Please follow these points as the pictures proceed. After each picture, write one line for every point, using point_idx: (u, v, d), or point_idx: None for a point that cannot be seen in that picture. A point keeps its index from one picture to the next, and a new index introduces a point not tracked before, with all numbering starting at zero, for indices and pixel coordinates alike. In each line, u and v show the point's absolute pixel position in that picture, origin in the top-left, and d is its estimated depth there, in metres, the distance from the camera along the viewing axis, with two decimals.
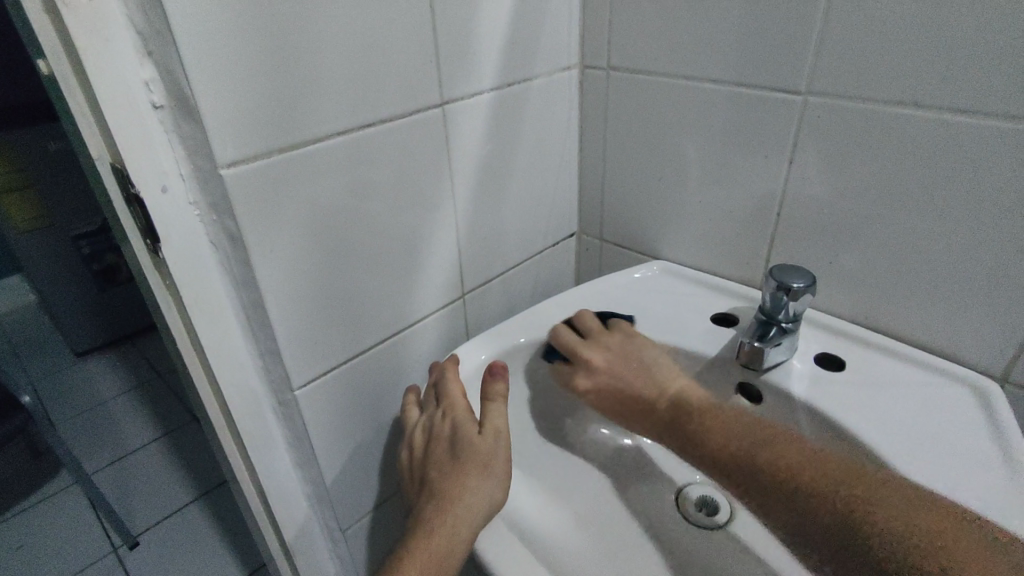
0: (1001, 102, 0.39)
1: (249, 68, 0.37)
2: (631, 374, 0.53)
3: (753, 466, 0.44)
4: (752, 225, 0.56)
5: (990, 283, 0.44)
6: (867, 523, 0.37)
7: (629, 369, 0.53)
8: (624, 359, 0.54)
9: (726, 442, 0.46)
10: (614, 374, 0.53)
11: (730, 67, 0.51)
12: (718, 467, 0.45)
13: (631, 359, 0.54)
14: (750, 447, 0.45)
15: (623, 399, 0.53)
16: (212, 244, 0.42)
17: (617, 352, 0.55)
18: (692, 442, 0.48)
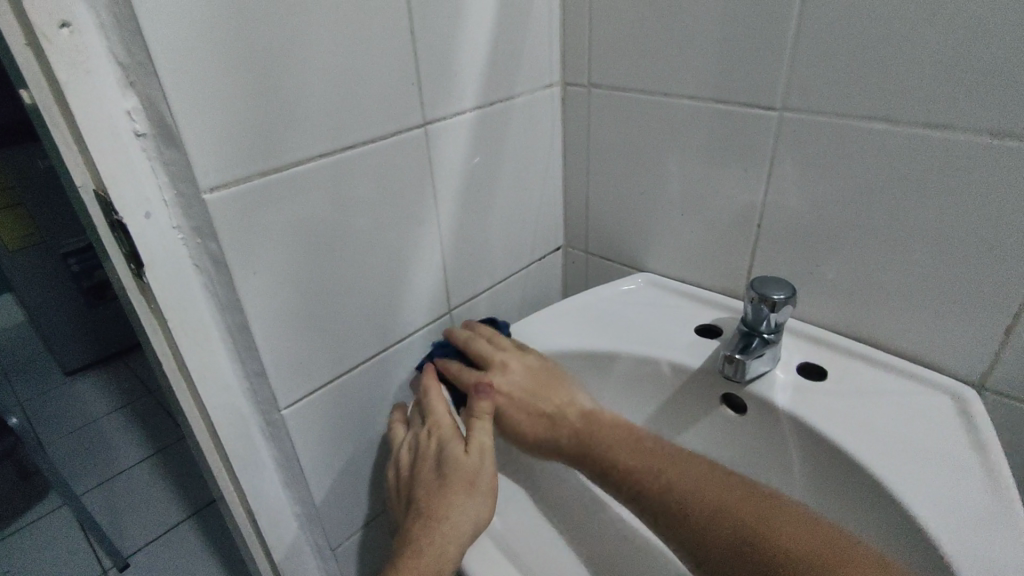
0: (968, 117, 0.40)
1: (230, 95, 0.37)
2: (536, 390, 0.51)
3: (669, 491, 0.41)
4: (733, 237, 0.57)
5: (965, 292, 0.45)
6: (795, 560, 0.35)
7: (538, 384, 0.51)
8: (536, 374, 0.52)
9: (637, 463, 0.43)
10: (524, 389, 0.51)
11: (707, 83, 0.52)
12: (626, 491, 0.43)
13: (542, 375, 0.52)
14: (670, 469, 0.42)
15: (529, 411, 0.50)
16: (196, 268, 0.42)
17: (527, 367, 0.52)
18: (592, 467, 0.45)
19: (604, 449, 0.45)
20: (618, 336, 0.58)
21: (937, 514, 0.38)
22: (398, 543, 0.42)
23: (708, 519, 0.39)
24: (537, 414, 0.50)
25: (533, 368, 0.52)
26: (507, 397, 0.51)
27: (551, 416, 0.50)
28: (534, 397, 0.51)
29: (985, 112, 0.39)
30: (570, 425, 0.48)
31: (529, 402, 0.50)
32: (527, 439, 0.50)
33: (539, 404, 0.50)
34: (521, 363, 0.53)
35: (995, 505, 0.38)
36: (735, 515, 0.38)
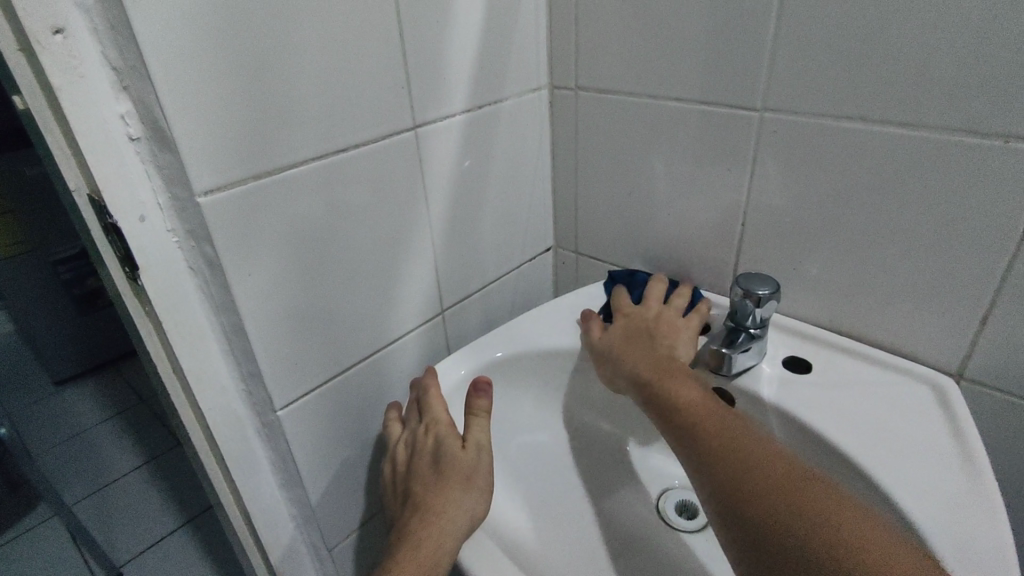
0: (940, 116, 0.42)
1: (223, 99, 0.38)
2: (655, 326, 0.54)
3: (717, 427, 0.42)
4: (718, 235, 0.58)
5: (941, 286, 0.47)
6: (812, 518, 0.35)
7: (660, 326, 0.54)
8: (664, 320, 0.55)
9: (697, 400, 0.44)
10: (648, 322, 0.55)
11: (691, 85, 0.53)
12: (678, 426, 0.43)
13: (668, 324, 0.55)
14: (727, 415, 0.43)
15: (636, 337, 0.54)
16: (191, 271, 0.42)
17: (659, 316, 0.56)
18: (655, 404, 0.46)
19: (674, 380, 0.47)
20: None
21: (922, 504, 0.39)
22: (395, 537, 0.43)
23: (744, 458, 0.39)
24: (641, 342, 0.53)
25: (660, 316, 0.56)
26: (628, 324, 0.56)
27: (653, 344, 0.52)
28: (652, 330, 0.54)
29: (957, 110, 0.41)
30: (663, 356, 0.50)
31: (644, 332, 0.54)
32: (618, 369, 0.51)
33: (654, 334, 0.53)
34: (657, 312, 0.56)
35: (975, 492, 0.40)
36: (769, 468, 0.39)
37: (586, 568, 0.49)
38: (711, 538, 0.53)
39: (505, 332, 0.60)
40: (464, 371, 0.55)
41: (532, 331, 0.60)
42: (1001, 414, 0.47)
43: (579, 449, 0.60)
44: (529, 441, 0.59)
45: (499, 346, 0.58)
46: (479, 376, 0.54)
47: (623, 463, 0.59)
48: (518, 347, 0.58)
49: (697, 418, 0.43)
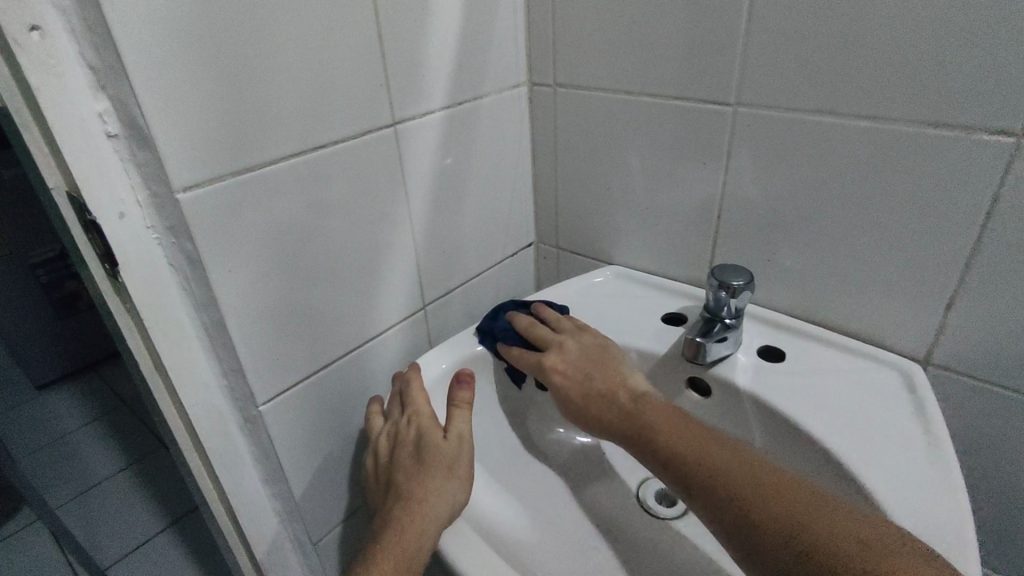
0: (903, 110, 0.43)
1: (201, 96, 0.38)
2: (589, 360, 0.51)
3: (697, 458, 0.41)
4: (694, 229, 0.59)
5: (907, 275, 0.48)
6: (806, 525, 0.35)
7: (590, 360, 0.51)
8: (588, 352, 0.52)
9: (669, 432, 0.43)
10: (575, 363, 0.51)
11: (666, 81, 0.54)
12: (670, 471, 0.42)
13: (593, 352, 0.52)
14: (697, 439, 0.42)
15: (578, 385, 0.50)
16: (172, 267, 0.43)
17: (579, 348, 0.52)
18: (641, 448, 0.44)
19: (639, 419, 0.45)
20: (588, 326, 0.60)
21: (888, 485, 0.41)
22: (378, 523, 0.44)
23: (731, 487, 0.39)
24: (588, 390, 0.49)
25: (580, 348, 0.52)
26: (559, 375, 0.51)
27: (600, 387, 0.49)
28: (584, 369, 0.51)
29: (919, 104, 0.42)
30: (619, 398, 0.47)
31: (580, 376, 0.50)
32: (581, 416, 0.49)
33: (590, 374, 0.50)
34: (572, 346, 0.52)
35: (939, 473, 0.41)
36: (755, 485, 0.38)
37: (567, 555, 0.50)
38: (689, 524, 0.54)
39: None
40: (446, 365, 0.56)
41: None
42: (965, 398, 0.49)
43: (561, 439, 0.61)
44: (512, 433, 0.60)
45: (480, 340, 0.59)
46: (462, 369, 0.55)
47: (604, 453, 0.60)
48: None
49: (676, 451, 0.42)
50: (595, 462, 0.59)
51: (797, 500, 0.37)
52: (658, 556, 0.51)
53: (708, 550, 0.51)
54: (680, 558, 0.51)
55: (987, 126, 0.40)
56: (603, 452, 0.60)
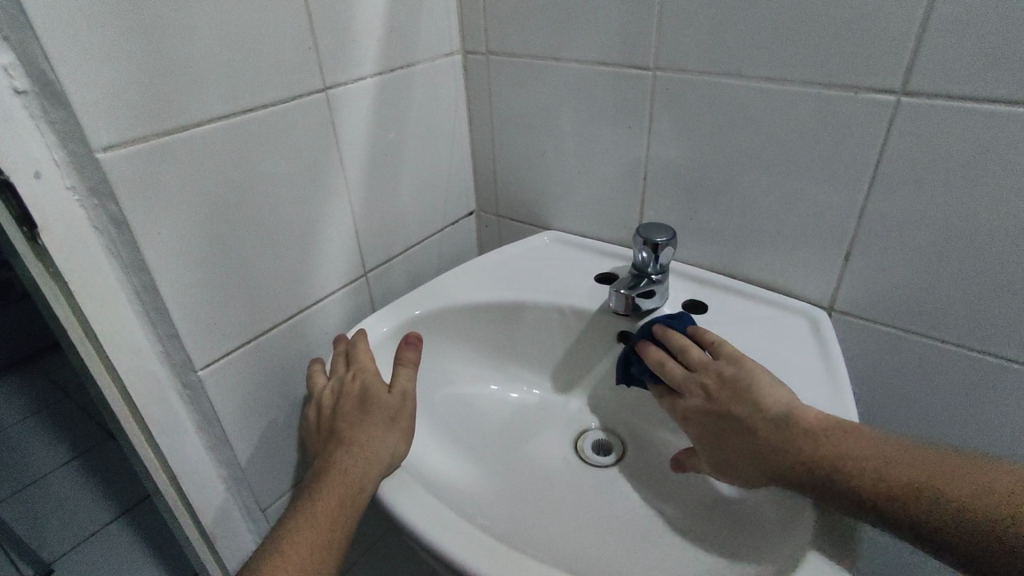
0: (801, 71, 0.47)
1: (116, 53, 0.38)
2: (729, 397, 0.44)
3: (845, 475, 0.38)
4: (623, 191, 0.62)
5: (811, 227, 0.52)
6: (973, 507, 0.35)
7: (721, 398, 0.45)
8: (718, 388, 0.45)
9: (807, 448, 0.40)
10: (706, 406, 0.46)
11: (591, 47, 0.56)
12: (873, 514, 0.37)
13: (725, 388, 0.45)
14: (836, 452, 0.39)
15: (715, 431, 0.45)
16: (95, 230, 0.42)
17: (707, 387, 0.46)
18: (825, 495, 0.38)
19: (767, 455, 0.41)
20: (527, 287, 0.62)
21: None
22: (319, 467, 0.45)
23: (890, 497, 0.37)
24: (727, 435, 0.44)
25: (709, 387, 0.46)
26: (694, 422, 0.47)
27: (739, 430, 0.43)
28: (718, 410, 0.45)
29: (815, 64, 0.46)
30: (758, 437, 0.42)
31: (715, 420, 0.45)
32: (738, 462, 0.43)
33: (727, 415, 0.44)
34: (701, 385, 0.47)
35: (837, 405, 0.46)
36: (907, 483, 0.37)
37: (508, 503, 0.53)
38: (623, 468, 0.57)
39: (429, 290, 0.62)
40: (388, 328, 0.57)
41: (456, 287, 0.63)
42: (864, 339, 0.54)
43: (504, 399, 0.63)
44: (456, 394, 0.61)
45: (423, 304, 0.60)
46: (411, 333, 0.56)
47: (545, 409, 0.63)
48: (442, 304, 0.60)
49: (814, 470, 0.39)
50: (537, 419, 0.62)
51: (949, 483, 0.36)
52: (596, 499, 0.54)
53: (641, 491, 0.54)
54: (616, 500, 0.54)
55: (873, 84, 0.44)
56: (544, 408, 0.63)
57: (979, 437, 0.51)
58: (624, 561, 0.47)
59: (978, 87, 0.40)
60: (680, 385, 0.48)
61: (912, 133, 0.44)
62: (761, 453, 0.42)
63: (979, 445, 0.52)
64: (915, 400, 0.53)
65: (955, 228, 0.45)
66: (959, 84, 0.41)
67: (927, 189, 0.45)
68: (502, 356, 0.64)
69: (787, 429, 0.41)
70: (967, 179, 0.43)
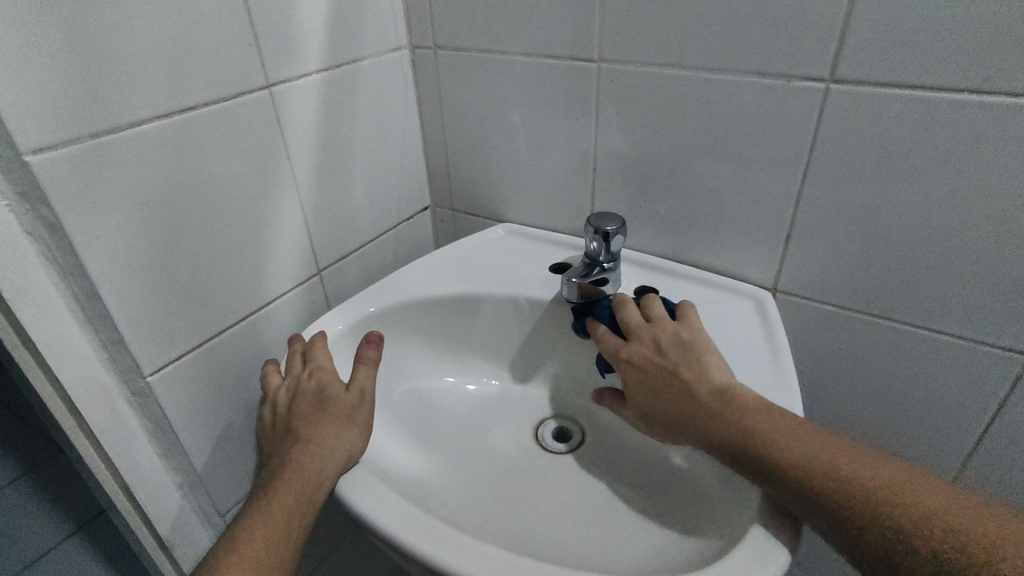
0: (737, 61, 0.48)
1: (41, 52, 0.37)
2: (676, 354, 0.47)
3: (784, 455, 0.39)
4: (574, 182, 0.63)
5: (754, 212, 0.54)
6: (894, 515, 0.35)
7: (670, 354, 0.47)
8: (671, 346, 0.48)
9: (758, 429, 0.41)
10: (655, 357, 0.48)
11: (537, 40, 0.57)
12: (757, 460, 0.39)
13: (677, 347, 0.48)
14: (785, 437, 0.40)
15: (653, 379, 0.47)
16: (30, 236, 0.41)
17: (660, 341, 0.48)
18: (727, 441, 0.41)
19: (714, 422, 0.42)
20: (482, 280, 0.62)
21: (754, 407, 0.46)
22: (275, 465, 0.44)
23: (817, 484, 0.37)
24: (661, 382, 0.46)
25: (663, 341, 0.48)
26: (636, 367, 0.48)
27: (677, 382, 0.46)
28: (666, 364, 0.47)
29: (748, 54, 0.48)
30: (698, 397, 0.44)
31: (658, 368, 0.47)
32: (663, 409, 0.46)
33: (670, 367, 0.47)
34: (654, 338, 0.49)
35: (782, 384, 0.47)
36: (841, 477, 0.37)
37: (470, 494, 0.53)
38: (583, 452, 0.58)
39: (384, 286, 0.62)
40: (343, 326, 0.57)
41: (411, 283, 0.63)
42: (806, 318, 0.56)
43: (464, 392, 0.63)
44: (415, 389, 0.62)
45: (377, 300, 0.60)
46: (373, 332, 0.56)
47: (506, 399, 0.63)
48: (398, 300, 0.60)
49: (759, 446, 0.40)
50: (497, 410, 0.62)
51: (881, 487, 0.36)
52: (557, 484, 0.55)
53: (600, 474, 0.56)
54: (576, 484, 0.55)
55: (803, 72, 0.46)
56: (504, 399, 0.63)
57: (912, 406, 0.54)
58: (584, 543, 0.48)
59: (897, 73, 0.43)
60: (633, 332, 0.50)
61: (840, 118, 0.46)
62: (698, 416, 0.43)
63: (913, 413, 0.55)
64: (854, 373, 0.56)
65: (883, 207, 0.48)
66: (880, 72, 0.43)
67: (857, 171, 0.47)
68: (460, 349, 0.64)
69: (740, 407, 0.42)
70: (892, 160, 0.46)
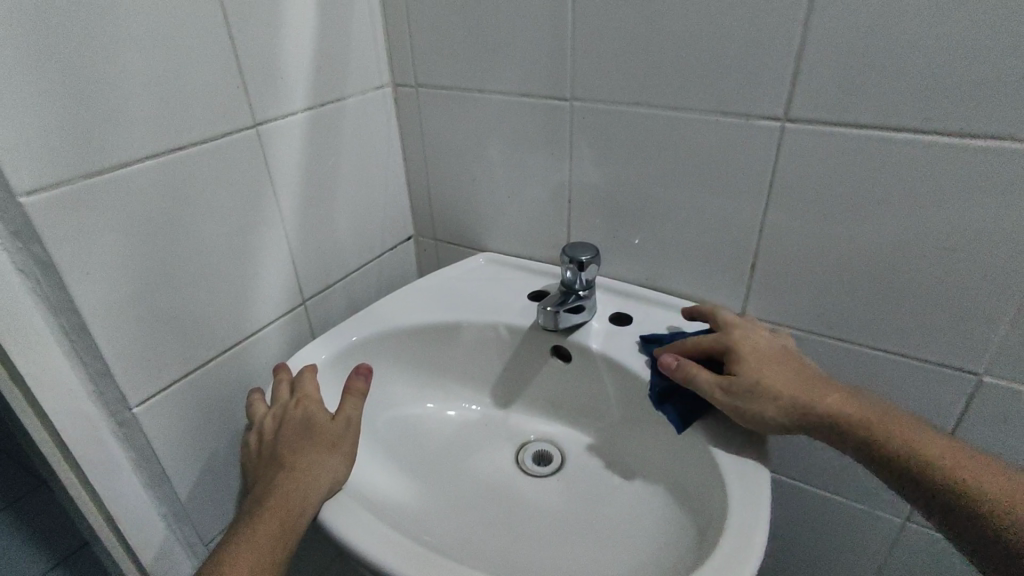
0: (698, 101, 0.51)
1: (40, 99, 0.39)
2: (796, 352, 0.50)
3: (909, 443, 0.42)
4: (550, 213, 0.66)
5: (721, 242, 0.57)
6: (990, 484, 0.39)
7: (790, 350, 0.50)
8: (789, 345, 0.50)
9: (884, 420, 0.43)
10: (776, 345, 0.49)
11: (513, 80, 0.60)
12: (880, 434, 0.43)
13: (794, 349, 0.50)
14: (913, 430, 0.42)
15: (777, 356, 0.48)
16: (20, 273, 0.43)
17: (779, 339, 0.51)
18: (854, 412, 0.44)
19: (839, 398, 0.45)
20: (463, 308, 0.64)
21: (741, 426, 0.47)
22: (260, 493, 0.45)
23: (937, 460, 0.41)
24: (785, 361, 0.48)
25: (781, 340, 0.51)
26: (757, 344, 0.49)
27: (802, 365, 0.48)
28: (791, 354, 0.49)
29: (709, 94, 0.51)
30: (826, 379, 0.46)
31: (781, 351, 0.49)
32: (786, 377, 0.46)
33: (794, 356, 0.49)
34: (773, 335, 0.51)
35: None
36: (963, 458, 0.41)
37: (451, 519, 0.54)
38: (562, 476, 0.59)
39: (368, 316, 0.64)
40: (326, 356, 0.58)
41: (395, 312, 0.64)
42: None
43: (446, 419, 0.65)
44: (398, 416, 0.63)
45: (359, 330, 0.62)
46: (362, 364, 0.58)
47: (488, 425, 0.65)
48: (382, 329, 0.62)
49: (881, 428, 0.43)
50: (479, 435, 0.63)
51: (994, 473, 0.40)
52: (537, 507, 0.56)
53: (580, 497, 0.57)
54: (556, 507, 0.56)
55: (759, 111, 0.49)
56: (486, 424, 0.65)
57: None
58: (562, 566, 0.50)
59: (843, 114, 0.46)
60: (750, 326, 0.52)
61: (796, 155, 0.49)
62: (821, 390, 0.45)
63: None
64: None
65: (839, 236, 0.50)
66: (828, 113, 0.47)
67: (814, 203, 0.50)
68: (443, 376, 0.66)
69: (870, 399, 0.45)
70: (845, 192, 0.49)
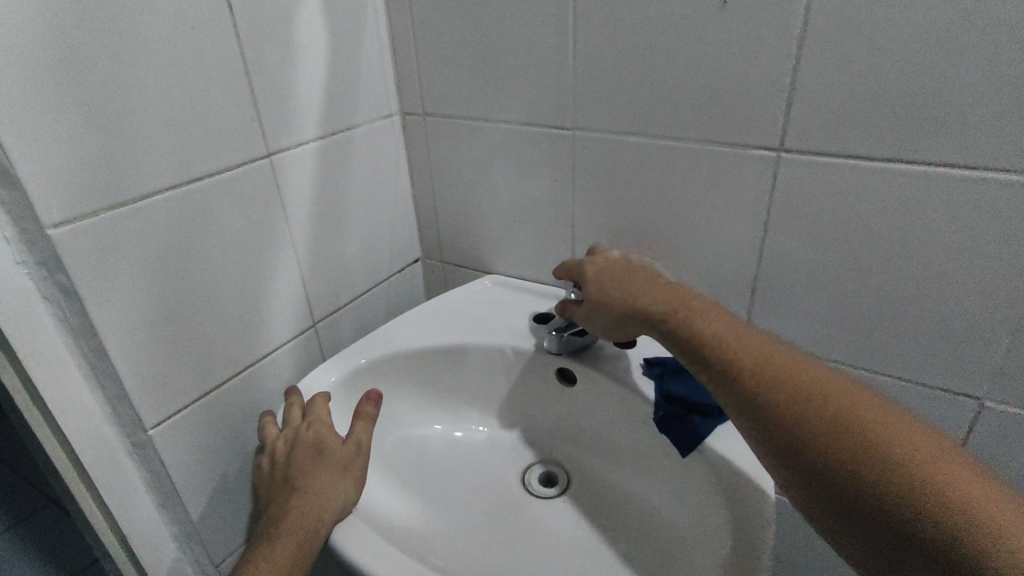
0: (697, 131, 0.53)
1: (66, 134, 0.41)
2: (662, 276, 0.50)
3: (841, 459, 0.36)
4: (556, 236, 0.67)
5: (723, 267, 0.58)
6: (860, 451, 0.36)
7: (653, 274, 0.50)
8: (654, 272, 0.51)
9: (809, 428, 0.37)
10: (638, 271, 0.51)
11: (517, 109, 0.62)
12: (747, 377, 0.39)
13: (659, 275, 0.51)
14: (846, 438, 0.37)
15: (631, 278, 0.50)
16: (45, 300, 0.44)
17: (644, 268, 0.52)
18: (714, 345, 0.41)
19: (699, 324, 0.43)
20: (469, 331, 0.65)
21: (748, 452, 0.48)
22: (273, 516, 0.47)
23: (809, 418, 0.37)
24: (639, 282, 0.49)
25: (647, 268, 0.52)
26: (617, 270, 0.51)
27: (659, 284, 0.48)
28: (650, 278, 0.50)
29: (708, 124, 0.52)
30: (683, 295, 0.46)
31: (640, 274, 0.50)
32: (635, 293, 0.47)
33: (656, 279, 0.49)
34: (641, 265, 0.52)
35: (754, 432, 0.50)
36: (840, 421, 0.37)
37: (459, 542, 0.55)
38: (568, 498, 0.60)
39: (375, 339, 0.65)
40: (335, 378, 0.60)
41: (402, 334, 0.66)
42: None
43: (453, 440, 0.66)
44: (406, 438, 0.64)
45: (366, 352, 0.63)
46: (373, 388, 0.59)
47: (494, 445, 0.66)
48: (388, 352, 0.63)
49: (804, 431, 0.37)
50: (486, 457, 0.64)
51: (946, 490, 0.34)
52: (543, 528, 0.57)
53: (586, 518, 0.57)
54: (562, 528, 0.57)
55: (757, 141, 0.51)
56: (492, 445, 0.66)
57: None
58: None
59: (839, 144, 0.47)
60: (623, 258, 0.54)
61: (794, 183, 0.51)
62: (673, 307, 0.44)
63: None
64: None
65: (838, 261, 0.52)
66: (824, 144, 0.48)
67: (812, 228, 0.51)
68: (450, 398, 0.67)
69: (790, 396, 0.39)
70: (842, 219, 0.50)
